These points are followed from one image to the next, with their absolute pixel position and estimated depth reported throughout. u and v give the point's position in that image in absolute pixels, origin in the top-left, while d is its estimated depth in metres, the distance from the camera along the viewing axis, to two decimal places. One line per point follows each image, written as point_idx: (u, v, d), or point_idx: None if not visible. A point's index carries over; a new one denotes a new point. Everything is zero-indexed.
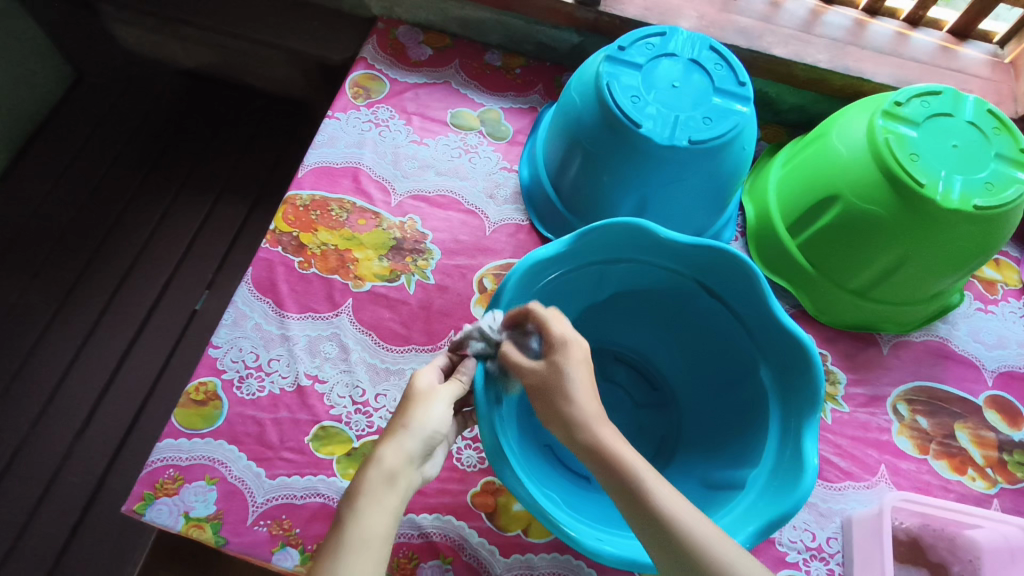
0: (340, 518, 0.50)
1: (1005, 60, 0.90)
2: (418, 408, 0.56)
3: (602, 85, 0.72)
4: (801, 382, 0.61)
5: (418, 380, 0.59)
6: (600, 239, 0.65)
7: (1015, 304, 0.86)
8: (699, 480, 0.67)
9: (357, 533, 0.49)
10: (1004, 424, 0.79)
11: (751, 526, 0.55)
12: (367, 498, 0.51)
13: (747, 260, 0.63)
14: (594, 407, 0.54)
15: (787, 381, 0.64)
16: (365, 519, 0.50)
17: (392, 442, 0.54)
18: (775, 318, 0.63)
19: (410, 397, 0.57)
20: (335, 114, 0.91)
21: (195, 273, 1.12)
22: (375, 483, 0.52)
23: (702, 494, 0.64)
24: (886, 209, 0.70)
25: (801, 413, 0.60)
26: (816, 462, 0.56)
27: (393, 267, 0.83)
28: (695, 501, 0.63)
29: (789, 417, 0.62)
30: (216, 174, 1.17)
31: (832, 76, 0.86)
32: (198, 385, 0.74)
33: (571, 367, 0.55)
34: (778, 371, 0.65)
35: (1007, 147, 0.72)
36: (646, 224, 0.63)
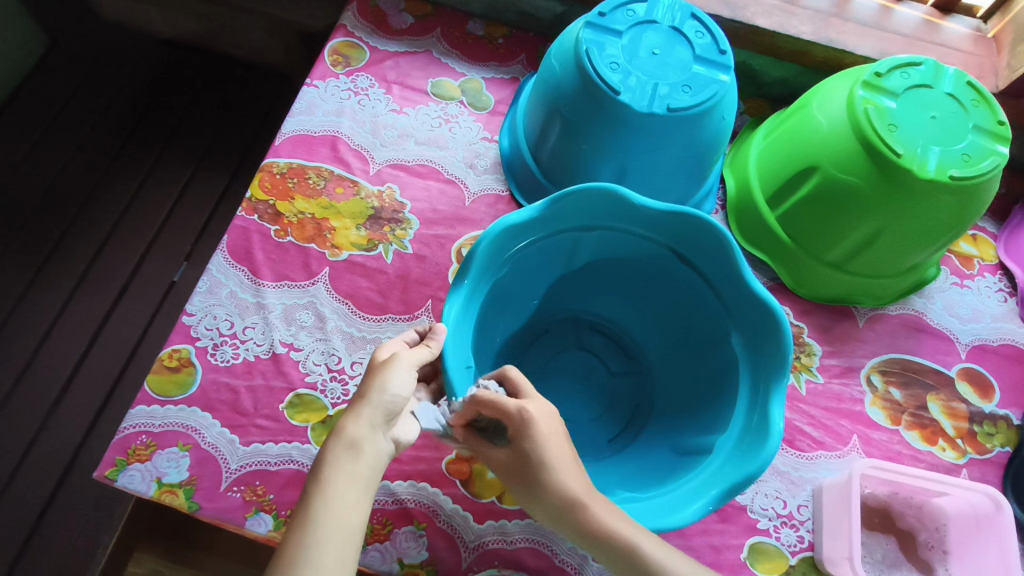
0: (306, 496, 0.50)
1: (989, 35, 0.89)
2: (378, 375, 0.55)
3: (581, 51, 0.71)
4: (770, 346, 0.62)
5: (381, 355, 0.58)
6: (571, 205, 0.64)
7: (990, 279, 0.87)
8: (671, 445, 0.68)
9: (322, 509, 0.48)
10: (975, 396, 0.80)
11: (714, 489, 0.56)
12: (333, 475, 0.50)
13: (719, 227, 0.63)
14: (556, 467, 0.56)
15: (757, 348, 0.64)
16: (331, 495, 0.49)
17: (353, 413, 0.53)
18: (747, 285, 0.63)
19: (370, 368, 0.57)
20: (314, 82, 0.90)
21: (173, 244, 1.11)
22: (340, 459, 0.51)
23: (672, 459, 0.65)
24: (864, 180, 0.70)
25: (770, 377, 0.61)
26: (782, 425, 0.57)
27: (370, 236, 0.82)
28: (664, 466, 0.64)
29: (758, 380, 0.62)
30: (194, 145, 1.16)
31: (815, 48, 0.86)
32: (171, 352, 0.73)
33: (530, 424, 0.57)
34: (748, 337, 0.65)
35: (985, 119, 0.72)
36: (617, 190, 0.63)
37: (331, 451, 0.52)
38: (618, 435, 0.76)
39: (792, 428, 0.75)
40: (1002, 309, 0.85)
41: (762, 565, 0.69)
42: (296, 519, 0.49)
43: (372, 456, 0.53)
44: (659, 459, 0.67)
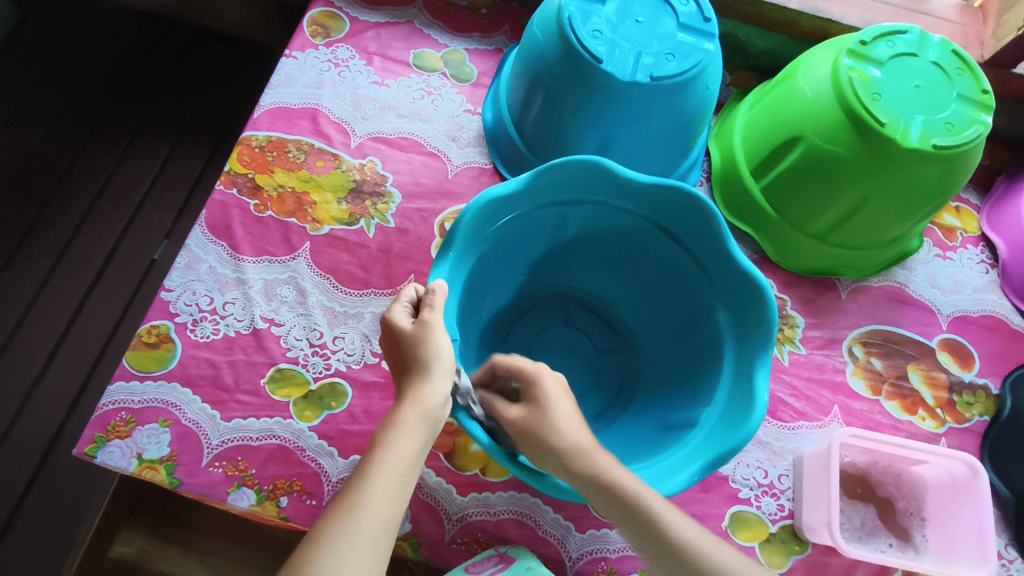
0: (365, 461, 0.53)
1: (975, 4, 0.88)
2: (433, 340, 0.57)
3: (563, 18, 0.70)
4: (754, 322, 0.61)
5: (404, 322, 0.59)
6: (555, 177, 0.63)
7: (974, 251, 0.87)
8: (656, 421, 0.68)
9: (382, 470, 0.52)
10: (955, 366, 0.81)
11: (697, 462, 0.56)
12: (393, 444, 0.53)
13: (706, 202, 0.62)
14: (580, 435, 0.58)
15: (742, 323, 0.63)
16: (389, 464, 0.52)
17: (424, 378, 0.56)
18: (736, 262, 0.62)
19: (407, 336, 0.58)
20: (292, 53, 0.88)
21: (153, 221, 1.09)
22: (404, 427, 0.54)
23: (658, 433, 0.65)
24: (848, 150, 0.70)
25: (754, 353, 0.60)
26: (767, 398, 0.56)
27: (351, 210, 0.81)
28: (650, 441, 0.64)
29: (743, 356, 0.61)
30: (173, 121, 1.13)
31: (801, 18, 0.85)
32: (150, 328, 0.72)
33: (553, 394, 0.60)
34: (733, 312, 0.64)
35: (970, 88, 0.72)
36: (603, 162, 0.62)
37: (394, 420, 0.55)
38: (605, 411, 0.76)
39: (775, 399, 0.76)
40: (984, 280, 0.86)
41: (744, 533, 0.69)
42: (351, 484, 0.52)
43: (435, 427, 0.56)
44: (645, 434, 0.67)
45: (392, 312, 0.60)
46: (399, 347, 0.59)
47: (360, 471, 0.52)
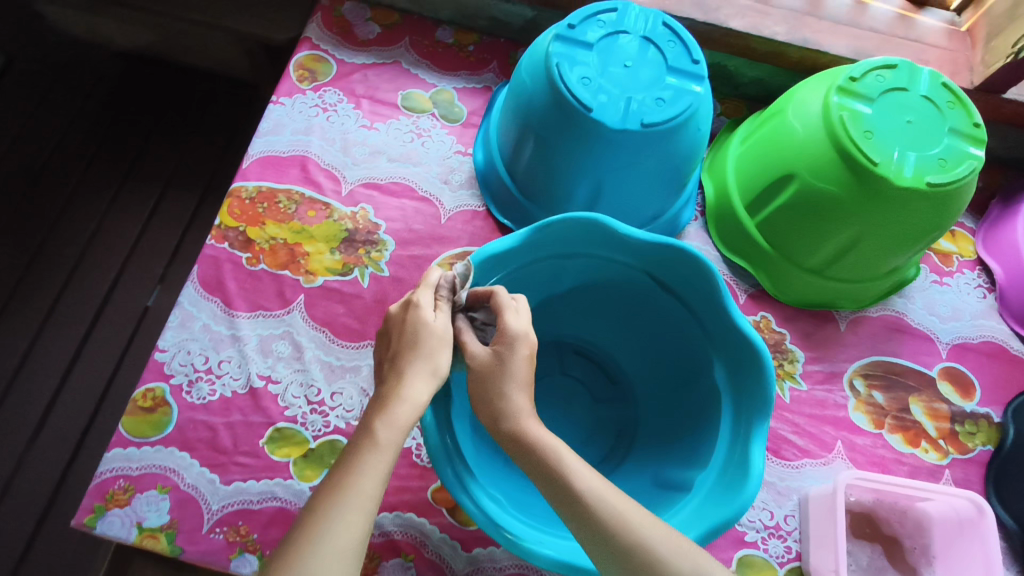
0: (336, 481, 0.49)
1: (963, 29, 0.88)
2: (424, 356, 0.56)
3: (551, 66, 0.69)
4: (753, 381, 0.62)
5: (422, 306, 0.58)
6: (549, 236, 0.65)
7: (970, 275, 0.87)
8: (652, 477, 0.68)
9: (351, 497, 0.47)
10: (957, 396, 0.81)
11: (695, 531, 0.56)
12: (381, 446, 0.51)
13: (701, 259, 0.63)
14: (524, 400, 0.57)
15: (740, 380, 0.64)
16: (357, 490, 0.48)
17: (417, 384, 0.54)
18: (731, 320, 0.63)
19: (419, 323, 0.57)
20: (280, 99, 0.87)
21: (145, 268, 1.07)
22: (380, 448, 0.50)
23: (653, 493, 0.65)
24: (841, 189, 0.69)
25: (752, 418, 0.61)
26: (762, 467, 0.57)
27: (345, 260, 0.80)
28: (645, 501, 0.65)
29: (740, 416, 0.62)
30: (162, 165, 1.12)
31: (790, 49, 0.84)
32: (145, 391, 0.71)
33: (520, 358, 0.57)
34: (731, 369, 0.65)
35: (961, 121, 0.72)
36: (600, 219, 0.62)
37: (384, 414, 0.52)
38: (606, 459, 0.76)
39: (778, 437, 0.75)
40: (982, 306, 0.86)
41: None
42: (330, 486, 0.49)
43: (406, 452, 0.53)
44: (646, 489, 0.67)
45: (414, 293, 0.60)
46: (405, 332, 0.57)
47: (341, 474, 0.49)
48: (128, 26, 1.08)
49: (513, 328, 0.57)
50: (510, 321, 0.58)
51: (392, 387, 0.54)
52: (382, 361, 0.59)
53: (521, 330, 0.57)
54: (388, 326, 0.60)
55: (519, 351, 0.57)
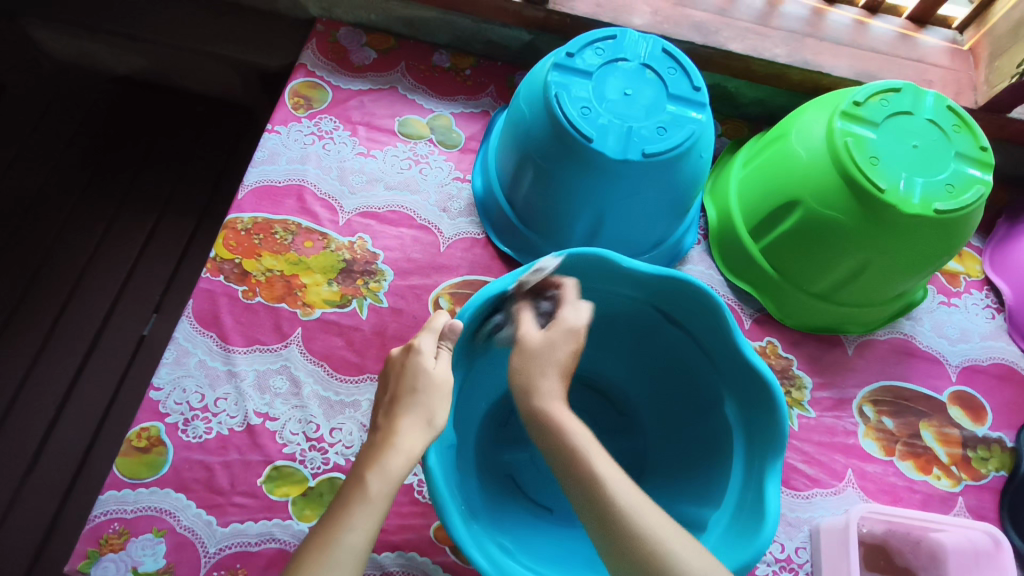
0: (323, 535, 0.49)
1: (965, 47, 0.87)
2: (416, 402, 0.57)
3: (550, 96, 0.68)
4: (765, 419, 0.61)
5: (423, 352, 0.60)
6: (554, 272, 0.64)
7: (978, 295, 0.86)
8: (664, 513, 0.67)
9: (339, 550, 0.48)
10: (968, 420, 0.79)
11: None
12: (372, 497, 0.52)
13: (709, 292, 0.61)
14: (555, 385, 0.62)
15: (752, 416, 0.63)
16: (347, 544, 0.49)
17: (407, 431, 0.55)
18: (740, 353, 0.62)
19: (419, 369, 0.59)
20: (275, 127, 0.86)
21: (140, 296, 1.03)
22: (371, 501, 0.51)
23: None
24: (847, 216, 0.68)
25: (764, 455, 0.60)
26: (778, 508, 0.55)
27: (343, 292, 0.79)
28: None
29: (753, 454, 0.61)
30: (157, 191, 1.09)
31: (790, 71, 0.84)
32: (140, 430, 0.70)
33: (564, 350, 0.64)
34: (741, 404, 0.65)
35: (967, 145, 0.71)
36: (608, 254, 0.62)
37: (376, 464, 0.53)
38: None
39: (787, 467, 0.74)
40: (991, 326, 0.84)
41: None
42: (318, 540, 0.49)
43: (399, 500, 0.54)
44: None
45: (416, 337, 0.61)
46: (405, 377, 0.59)
47: (332, 524, 0.50)
48: (122, 51, 1.06)
49: (571, 319, 0.64)
50: (569, 312, 0.65)
51: (388, 436, 0.55)
52: (380, 406, 0.60)
53: (574, 324, 0.64)
54: (389, 370, 0.61)
55: (564, 345, 0.64)
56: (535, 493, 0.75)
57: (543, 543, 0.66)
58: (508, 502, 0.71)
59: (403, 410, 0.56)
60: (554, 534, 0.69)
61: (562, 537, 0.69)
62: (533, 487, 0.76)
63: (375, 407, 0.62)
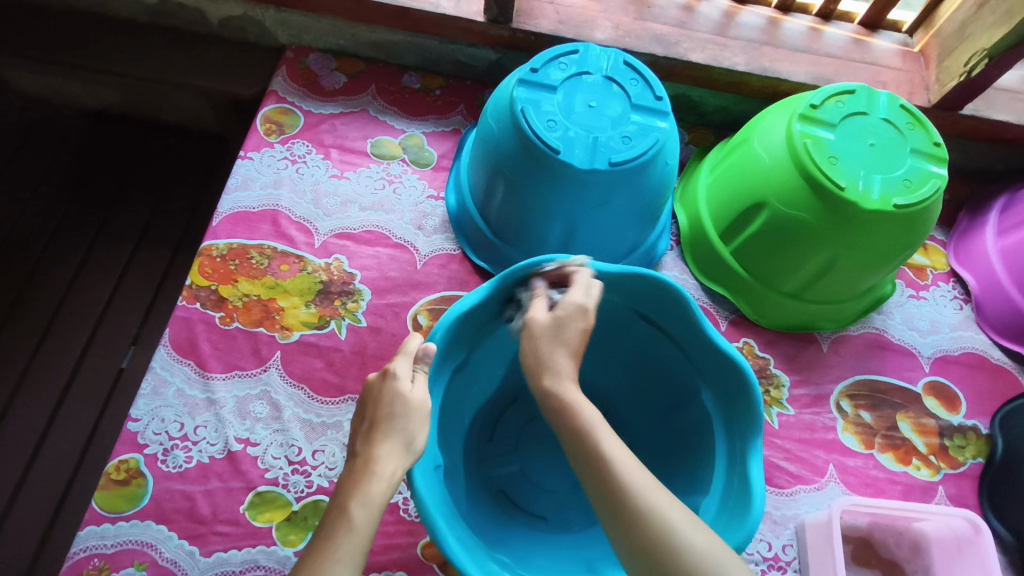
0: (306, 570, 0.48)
1: (915, 49, 0.91)
2: (391, 427, 0.57)
3: (516, 110, 0.69)
4: (743, 404, 0.62)
5: (402, 376, 0.60)
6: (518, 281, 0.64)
7: (946, 287, 0.88)
8: None
9: None
10: (943, 410, 0.81)
11: None
12: (355, 527, 0.51)
13: (672, 285, 0.63)
14: (567, 365, 0.57)
15: (729, 403, 0.65)
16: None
17: (385, 455, 0.55)
18: (712, 342, 0.63)
19: (397, 393, 0.58)
20: (248, 154, 0.87)
21: (119, 328, 1.03)
22: (354, 532, 0.50)
23: None
24: (811, 215, 0.70)
25: (746, 436, 0.62)
26: (762, 486, 0.57)
27: (321, 313, 0.79)
28: None
29: (734, 440, 0.63)
30: (133, 221, 1.09)
31: (750, 78, 0.86)
32: (119, 463, 0.69)
33: (575, 329, 0.58)
34: (718, 393, 0.66)
35: (922, 141, 0.73)
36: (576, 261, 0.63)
37: (357, 492, 0.53)
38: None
39: (769, 465, 0.74)
40: (960, 317, 0.86)
41: None
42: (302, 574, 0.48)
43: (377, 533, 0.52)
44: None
45: (394, 360, 0.61)
46: (383, 403, 0.58)
47: (317, 556, 0.49)
48: (93, 86, 1.06)
49: (576, 299, 0.59)
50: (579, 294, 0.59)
51: (366, 463, 0.55)
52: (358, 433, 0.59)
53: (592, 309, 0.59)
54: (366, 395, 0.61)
55: (575, 323, 0.58)
56: (528, 504, 0.76)
57: (539, 552, 0.67)
58: (501, 515, 0.72)
59: (382, 436, 0.56)
60: (551, 542, 0.70)
61: (558, 543, 0.70)
62: (523, 498, 0.77)
63: (353, 437, 0.61)
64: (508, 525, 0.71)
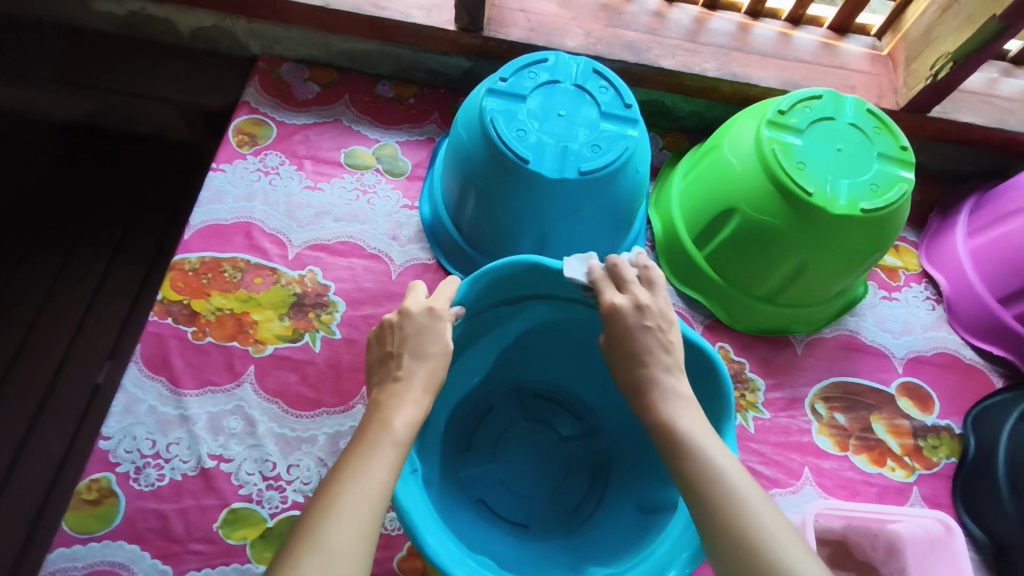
0: (335, 476, 0.48)
1: (884, 53, 0.92)
2: (416, 359, 0.57)
3: (485, 120, 0.69)
4: (712, 392, 0.62)
5: (446, 319, 0.61)
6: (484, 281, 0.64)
7: (918, 288, 0.89)
8: (635, 502, 0.69)
9: (354, 485, 0.46)
10: (917, 410, 0.81)
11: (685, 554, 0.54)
12: (386, 437, 0.51)
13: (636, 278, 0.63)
14: (658, 368, 0.56)
15: (700, 392, 0.65)
16: (360, 481, 0.47)
17: (410, 385, 0.55)
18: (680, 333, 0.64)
19: (442, 334, 0.60)
20: (220, 166, 0.86)
21: (94, 343, 1.01)
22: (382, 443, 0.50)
23: (641, 517, 0.66)
24: (781, 220, 0.71)
25: (718, 417, 0.62)
26: None
27: (295, 326, 0.79)
28: (635, 527, 0.65)
29: (707, 427, 0.63)
30: (108, 234, 1.07)
31: (721, 84, 0.87)
32: (90, 483, 0.68)
33: (637, 330, 0.58)
34: (688, 382, 0.66)
35: (888, 145, 0.74)
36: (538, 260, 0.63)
37: (387, 410, 0.53)
38: (582, 501, 0.78)
39: (745, 469, 0.75)
40: (932, 317, 0.87)
41: None
42: (332, 479, 0.48)
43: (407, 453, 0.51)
44: (632, 520, 0.67)
45: (432, 301, 0.61)
46: (426, 338, 0.59)
47: (349, 462, 0.49)
48: (65, 99, 1.05)
49: (609, 302, 0.60)
50: (618, 297, 0.60)
51: (397, 388, 0.55)
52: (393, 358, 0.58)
53: (632, 303, 0.59)
54: (401, 324, 0.60)
55: (626, 326, 0.58)
56: (507, 511, 0.76)
57: (524, 557, 0.66)
58: (481, 521, 0.71)
59: (410, 362, 0.57)
60: (531, 547, 0.69)
61: (539, 547, 0.69)
62: (503, 506, 0.76)
63: (370, 370, 0.60)
64: (491, 531, 0.70)
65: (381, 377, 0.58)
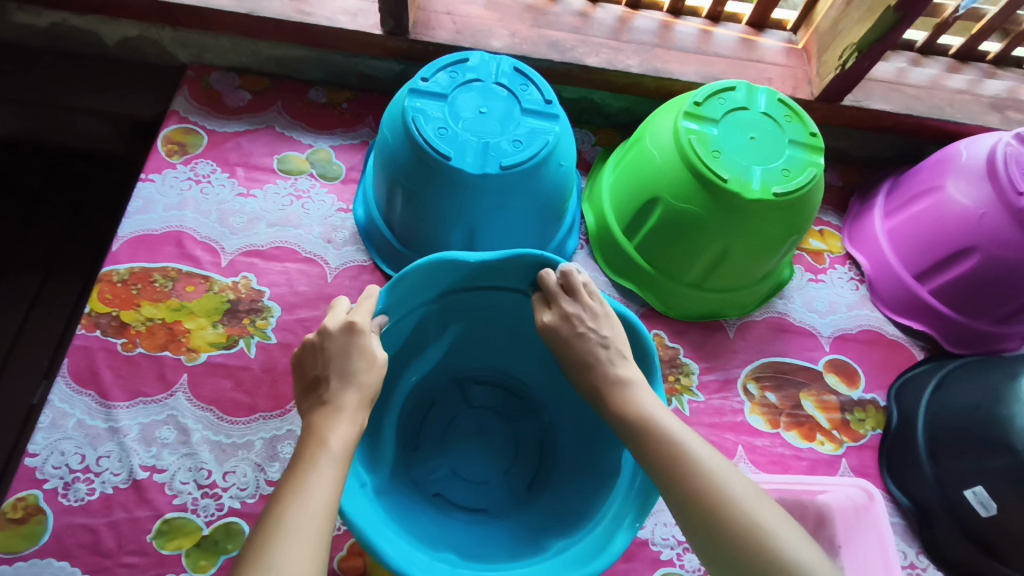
0: (275, 507, 0.48)
1: (799, 46, 0.96)
2: (347, 384, 0.56)
3: (407, 120, 0.70)
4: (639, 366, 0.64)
5: (369, 331, 0.59)
6: (403, 282, 0.63)
7: (843, 270, 0.93)
8: (585, 473, 0.72)
9: (296, 517, 0.46)
10: (843, 385, 0.85)
11: (629, 518, 0.57)
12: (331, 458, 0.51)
13: (552, 259, 0.64)
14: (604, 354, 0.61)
15: None
16: (302, 512, 0.47)
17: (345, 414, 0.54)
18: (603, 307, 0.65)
19: (365, 347, 0.58)
20: (149, 176, 0.85)
21: (30, 364, 0.98)
22: (322, 467, 0.50)
23: (592, 488, 0.68)
24: (700, 206, 0.73)
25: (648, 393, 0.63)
26: None
27: (229, 333, 0.78)
28: (587, 496, 0.67)
29: None
30: (40, 252, 1.04)
31: (644, 79, 0.89)
32: (15, 501, 0.66)
33: (575, 337, 0.62)
34: None
35: (799, 132, 0.77)
36: (442, 256, 0.63)
37: (327, 431, 0.53)
38: (535, 476, 0.79)
39: None
40: (856, 296, 0.91)
41: None
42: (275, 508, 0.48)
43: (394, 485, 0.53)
44: (583, 491, 0.69)
45: (351, 314, 0.59)
46: (350, 356, 0.57)
47: (291, 489, 0.49)
48: None
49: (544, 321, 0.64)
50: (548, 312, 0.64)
51: (332, 414, 0.54)
52: (320, 383, 0.57)
53: (562, 315, 0.63)
54: (320, 344, 0.58)
55: (563, 340, 0.63)
56: (463, 499, 0.76)
57: (485, 542, 0.67)
58: (437, 513, 0.71)
59: (342, 389, 0.55)
60: (489, 532, 0.70)
61: (496, 532, 0.70)
62: (460, 497, 0.76)
63: (298, 395, 0.58)
64: (451, 524, 0.70)
65: (310, 403, 0.56)
